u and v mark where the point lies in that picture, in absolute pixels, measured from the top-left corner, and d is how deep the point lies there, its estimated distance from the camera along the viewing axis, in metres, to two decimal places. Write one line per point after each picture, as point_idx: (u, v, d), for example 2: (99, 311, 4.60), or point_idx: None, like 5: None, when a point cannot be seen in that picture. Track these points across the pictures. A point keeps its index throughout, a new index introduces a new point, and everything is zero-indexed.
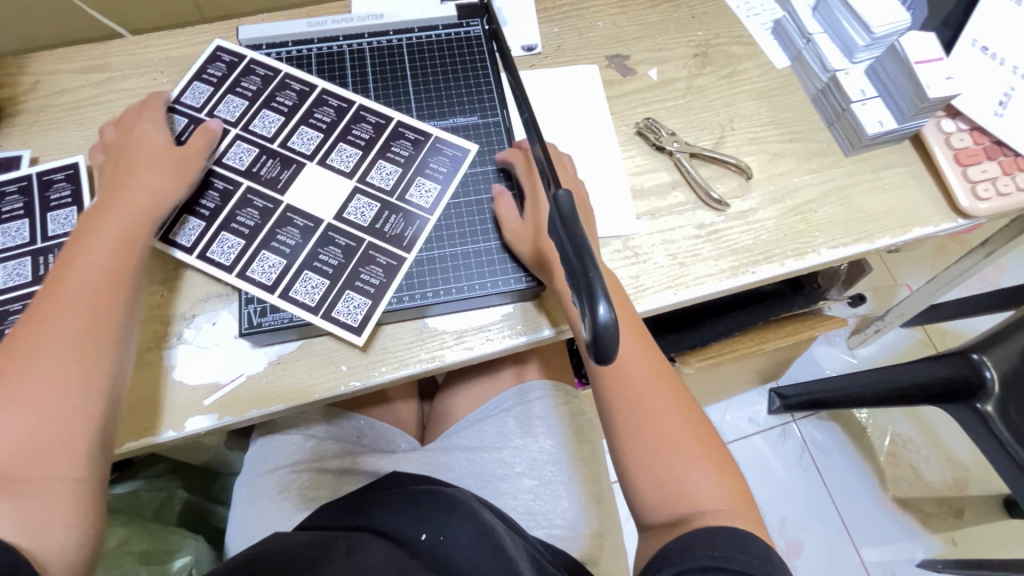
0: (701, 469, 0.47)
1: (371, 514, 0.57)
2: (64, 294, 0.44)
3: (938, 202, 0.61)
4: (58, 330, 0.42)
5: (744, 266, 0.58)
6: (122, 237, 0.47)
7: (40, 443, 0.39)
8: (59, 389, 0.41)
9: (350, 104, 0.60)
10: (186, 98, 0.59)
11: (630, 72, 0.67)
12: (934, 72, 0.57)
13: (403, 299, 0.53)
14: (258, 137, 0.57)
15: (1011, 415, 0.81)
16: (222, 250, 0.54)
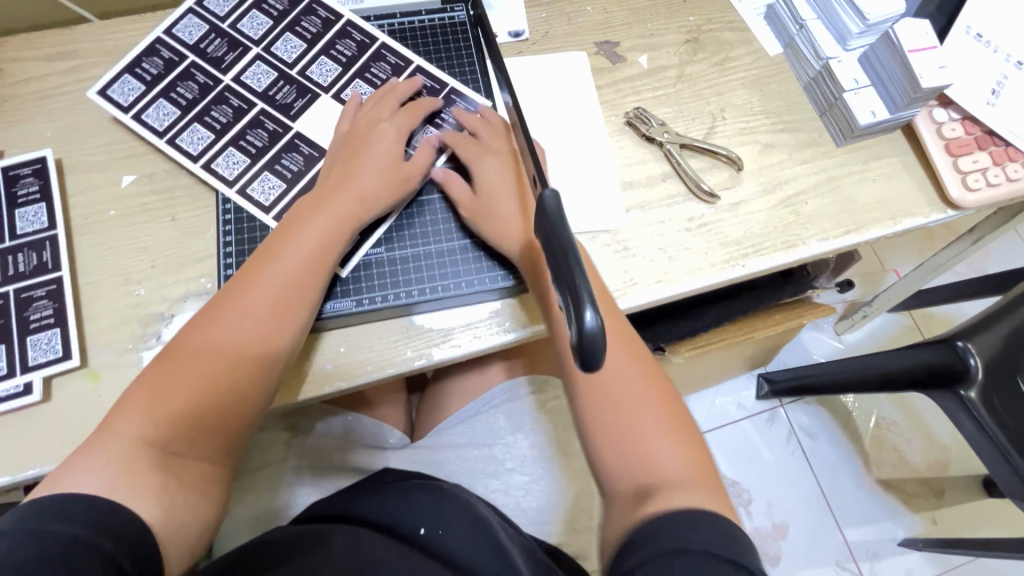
0: (667, 445, 0.46)
1: (367, 504, 0.58)
2: (264, 283, 0.47)
3: (927, 192, 0.61)
4: (252, 327, 0.46)
5: (735, 259, 0.57)
6: (321, 244, 0.49)
7: (208, 421, 0.44)
8: (241, 377, 0.45)
9: (373, 40, 0.62)
10: (244, 26, 0.61)
11: (620, 59, 0.65)
12: (928, 62, 0.56)
13: (389, 298, 0.52)
14: (315, 86, 0.60)
15: (994, 402, 0.83)
16: (227, 164, 0.57)
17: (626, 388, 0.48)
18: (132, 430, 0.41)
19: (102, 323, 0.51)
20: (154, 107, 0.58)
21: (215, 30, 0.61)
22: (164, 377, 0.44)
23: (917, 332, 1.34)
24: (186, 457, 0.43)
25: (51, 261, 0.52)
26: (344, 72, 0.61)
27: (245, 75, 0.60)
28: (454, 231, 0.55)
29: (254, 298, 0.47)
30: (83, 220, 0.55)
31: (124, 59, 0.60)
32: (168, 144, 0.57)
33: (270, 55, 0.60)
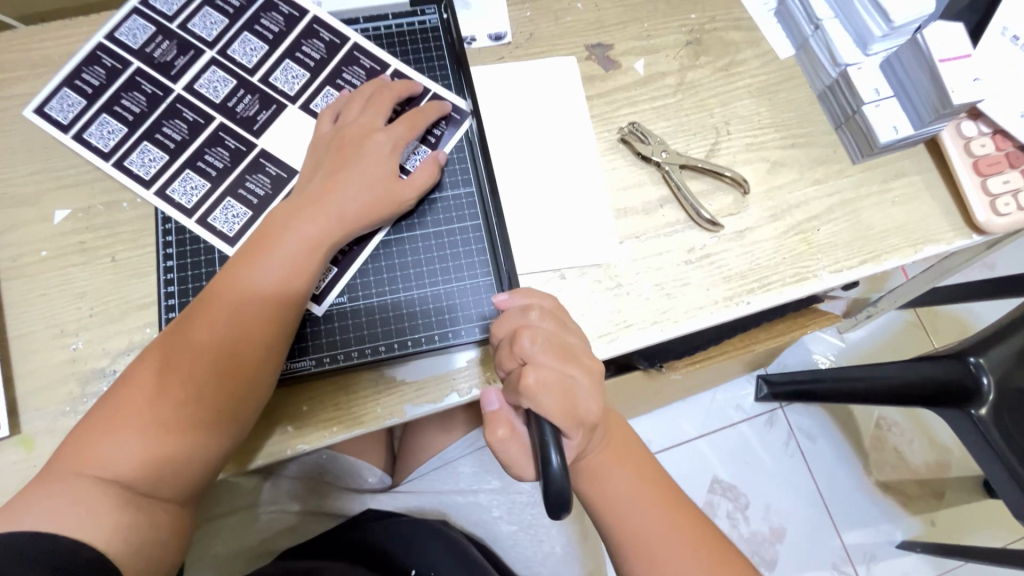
0: None
1: (352, 535, 0.57)
2: (236, 300, 0.42)
3: (951, 215, 0.55)
4: (228, 345, 0.42)
5: (739, 296, 0.52)
6: (301, 256, 0.44)
7: (181, 451, 0.40)
8: (216, 402, 0.41)
9: (344, 40, 0.55)
10: (196, 25, 0.54)
11: (613, 65, 0.58)
12: (961, 72, 0.50)
13: (352, 355, 0.47)
14: (280, 95, 0.53)
15: (1005, 420, 0.79)
16: (184, 189, 0.50)
17: (680, 560, 0.43)
18: (101, 459, 0.38)
19: (37, 384, 0.46)
20: (98, 124, 0.52)
21: (162, 32, 0.54)
22: (133, 400, 0.40)
23: (921, 331, 1.29)
24: (159, 484, 0.40)
25: None
26: (313, 79, 0.54)
27: (199, 84, 0.53)
28: (426, 275, 0.50)
29: (229, 313, 0.42)
30: (13, 263, 0.49)
31: (63, 69, 0.53)
32: (115, 168, 0.51)
33: (227, 60, 0.53)
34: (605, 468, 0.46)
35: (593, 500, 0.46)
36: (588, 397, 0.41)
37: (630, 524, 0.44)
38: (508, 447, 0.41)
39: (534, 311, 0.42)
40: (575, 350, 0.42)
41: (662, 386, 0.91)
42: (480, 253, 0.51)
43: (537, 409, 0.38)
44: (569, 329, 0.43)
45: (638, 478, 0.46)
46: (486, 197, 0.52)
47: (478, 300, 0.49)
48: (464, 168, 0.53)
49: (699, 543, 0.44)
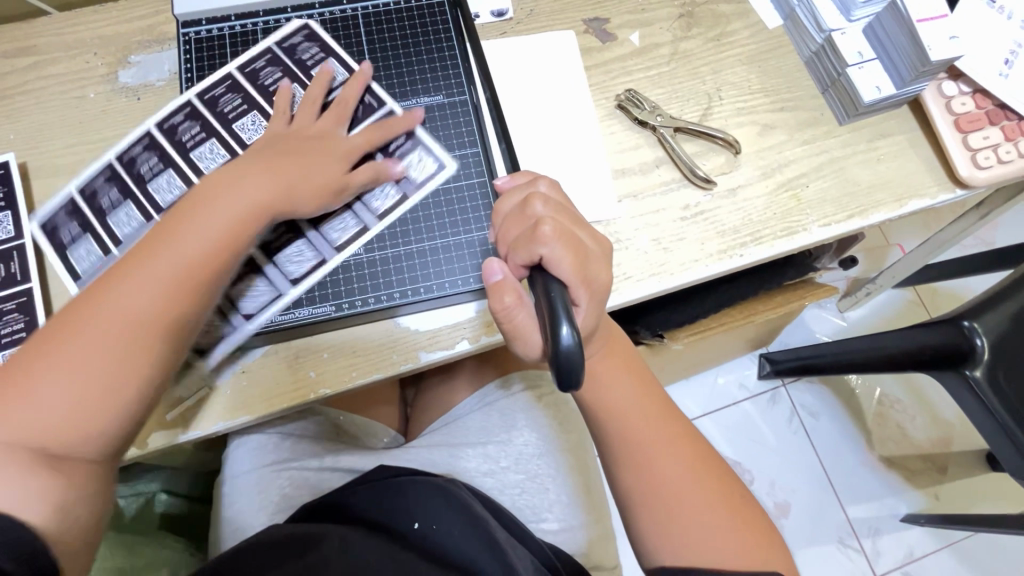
0: (684, 468, 0.47)
1: (353, 490, 0.58)
2: (165, 257, 0.41)
3: (936, 171, 0.58)
4: (142, 316, 0.39)
5: (733, 248, 0.55)
6: (237, 220, 0.43)
7: (99, 417, 0.38)
8: (131, 360, 0.39)
9: (229, 74, 0.55)
10: (154, 190, 0.51)
11: (610, 37, 0.61)
12: (938, 31, 0.53)
13: (368, 301, 0.51)
14: (236, 146, 0.52)
15: (1001, 383, 0.80)
16: (253, 300, 0.49)
17: (658, 440, 0.48)
18: (12, 420, 0.36)
19: None
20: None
21: (110, 169, 0.52)
22: (54, 356, 0.38)
23: (922, 308, 1.30)
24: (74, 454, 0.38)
25: (19, 272, 0.50)
26: (255, 109, 0.54)
27: (154, 187, 0.51)
28: (435, 228, 0.53)
29: (145, 284, 0.40)
30: None
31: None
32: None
33: (164, 140, 0.53)
34: (604, 371, 0.49)
35: (588, 397, 0.49)
36: (595, 274, 0.44)
37: (619, 417, 0.48)
38: (515, 314, 0.44)
39: (540, 202, 0.45)
40: (581, 237, 0.44)
41: (665, 359, 0.93)
42: (485, 211, 0.54)
43: (548, 262, 0.42)
44: (578, 223, 0.45)
45: (636, 385, 0.50)
46: (491, 158, 0.56)
47: (482, 253, 0.53)
48: (470, 131, 0.56)
49: (689, 452, 0.48)
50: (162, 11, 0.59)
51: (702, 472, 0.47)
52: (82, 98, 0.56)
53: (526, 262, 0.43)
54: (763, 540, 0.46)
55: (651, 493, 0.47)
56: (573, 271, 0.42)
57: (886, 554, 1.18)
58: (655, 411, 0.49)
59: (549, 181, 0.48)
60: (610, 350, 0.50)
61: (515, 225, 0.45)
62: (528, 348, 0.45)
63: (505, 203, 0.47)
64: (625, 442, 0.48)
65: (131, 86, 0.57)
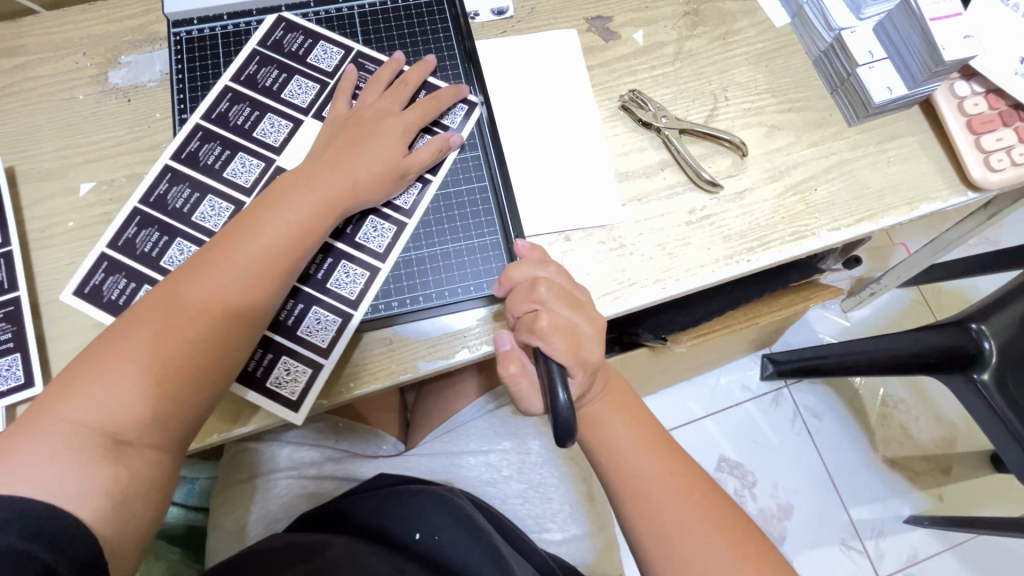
0: (684, 503, 0.45)
1: (356, 498, 0.58)
2: (239, 254, 0.43)
3: (947, 174, 0.57)
4: (217, 309, 0.42)
5: (740, 254, 0.54)
6: (302, 223, 0.45)
7: (172, 407, 0.41)
8: (205, 353, 0.42)
9: (230, 86, 0.54)
10: (200, 218, 0.51)
11: (613, 36, 0.60)
12: (951, 30, 0.51)
13: (390, 305, 0.50)
14: (269, 151, 0.53)
15: (1008, 386, 0.79)
16: (316, 331, 0.49)
17: (656, 474, 0.46)
18: (89, 405, 0.38)
19: (67, 346, 0.48)
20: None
21: (141, 215, 0.51)
22: (136, 344, 0.40)
23: (927, 308, 1.29)
24: (143, 443, 0.40)
25: (6, 280, 0.49)
26: (269, 112, 0.54)
27: (198, 217, 0.51)
28: (434, 235, 0.52)
29: (220, 279, 0.43)
30: (40, 234, 0.51)
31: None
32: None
33: (188, 169, 0.52)
34: (601, 413, 0.48)
35: (590, 441, 0.49)
36: (590, 344, 0.44)
37: (617, 454, 0.47)
38: (519, 381, 0.45)
39: (546, 285, 0.44)
40: (580, 303, 0.45)
41: (667, 363, 0.92)
42: (486, 216, 0.53)
43: (545, 349, 0.42)
44: (580, 305, 0.45)
45: (631, 422, 0.49)
46: (491, 162, 0.54)
47: (485, 258, 0.52)
48: (469, 131, 0.55)
49: (690, 482, 0.46)
50: (153, 9, 0.58)
51: (703, 507, 0.45)
52: (71, 100, 0.55)
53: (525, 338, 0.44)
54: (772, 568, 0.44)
55: (655, 527, 0.45)
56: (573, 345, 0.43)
57: (889, 556, 1.17)
58: (653, 445, 0.48)
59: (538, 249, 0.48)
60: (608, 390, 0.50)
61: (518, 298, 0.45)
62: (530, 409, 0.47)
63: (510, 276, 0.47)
64: (624, 477, 0.47)
65: (122, 87, 0.55)
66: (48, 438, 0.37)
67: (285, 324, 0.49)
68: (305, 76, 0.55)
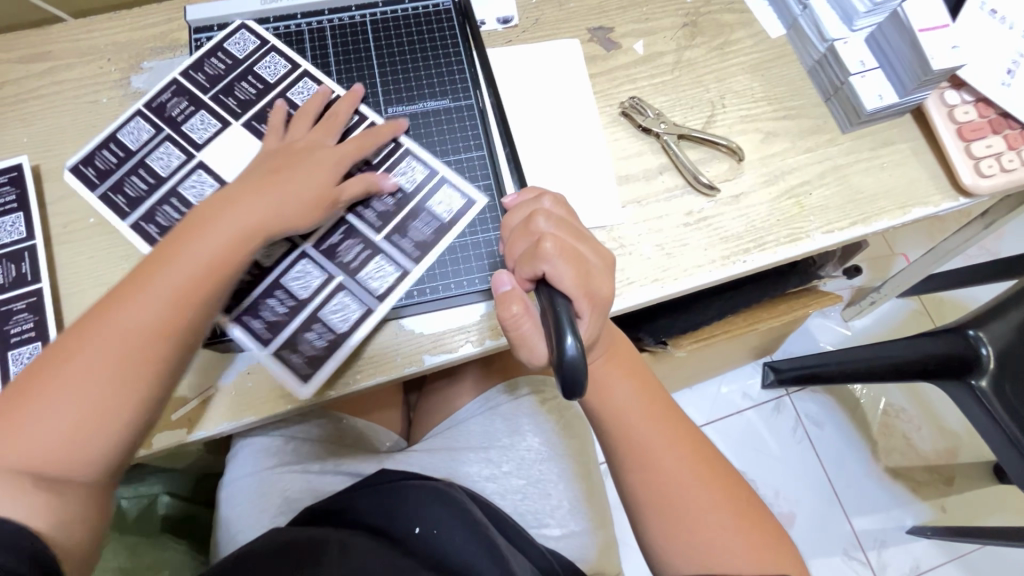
0: (688, 471, 0.47)
1: (355, 494, 0.58)
2: (168, 271, 0.43)
3: (939, 179, 0.58)
4: (156, 322, 0.42)
5: (736, 255, 0.55)
6: (231, 242, 0.44)
7: (115, 407, 0.40)
8: (119, 367, 0.40)
9: (169, 88, 0.56)
10: (188, 191, 0.52)
11: (614, 46, 0.62)
12: (939, 41, 0.53)
13: (439, 288, 0.52)
14: (225, 114, 0.55)
15: (1006, 392, 0.79)
16: (381, 278, 0.51)
17: (664, 442, 0.48)
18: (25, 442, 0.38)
19: None
20: (303, 344, 0.49)
21: (142, 219, 0.52)
22: (65, 375, 0.40)
23: (927, 318, 1.30)
24: (70, 465, 0.39)
25: (29, 272, 0.51)
26: (203, 109, 0.55)
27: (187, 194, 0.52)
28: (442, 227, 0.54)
29: (157, 294, 0.42)
30: (62, 230, 0.53)
31: (288, 380, 0.49)
32: (302, 310, 0.50)
33: (176, 169, 0.53)
34: (606, 377, 0.49)
35: (606, 420, 0.49)
36: (598, 276, 0.46)
37: (625, 421, 0.48)
38: (520, 323, 0.45)
39: (543, 218, 0.46)
40: (587, 261, 0.45)
41: (667, 367, 0.93)
42: (490, 214, 0.55)
43: (552, 275, 0.43)
44: (581, 235, 0.47)
45: (636, 384, 0.50)
46: (496, 162, 0.56)
47: (488, 254, 0.54)
48: (475, 135, 0.58)
49: (696, 453, 0.48)
50: (174, 18, 0.60)
51: (708, 477, 0.47)
52: (95, 103, 0.57)
53: (530, 275, 0.45)
54: (774, 542, 0.46)
55: (656, 491, 0.46)
56: (577, 295, 0.43)
57: (892, 566, 1.16)
58: (659, 413, 0.49)
59: (541, 195, 0.50)
60: (613, 355, 0.50)
61: (520, 241, 0.46)
62: (534, 355, 0.46)
63: (511, 221, 0.48)
64: (626, 441, 0.48)
65: (143, 91, 0.58)
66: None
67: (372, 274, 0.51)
68: (209, 52, 0.57)
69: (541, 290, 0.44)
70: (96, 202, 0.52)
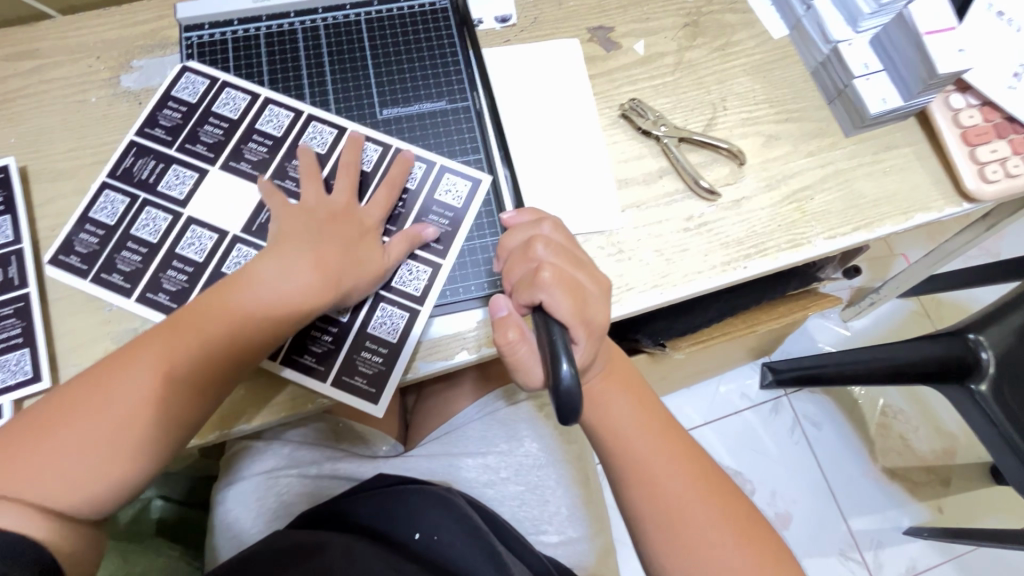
0: (685, 483, 0.46)
1: (353, 497, 0.58)
2: (208, 330, 0.44)
3: (943, 184, 0.58)
4: (193, 378, 0.43)
5: (737, 261, 0.55)
6: (273, 312, 0.45)
7: (135, 458, 0.42)
8: (147, 417, 0.42)
9: (132, 149, 0.54)
10: (186, 249, 0.51)
11: (614, 46, 0.61)
12: (945, 44, 0.52)
13: (447, 293, 0.52)
14: (199, 163, 0.53)
15: (1005, 397, 0.79)
16: (386, 327, 0.50)
17: (660, 455, 0.47)
18: (52, 476, 0.40)
19: (74, 343, 0.49)
20: (362, 363, 0.50)
21: (146, 290, 0.50)
22: (94, 418, 0.41)
23: (926, 318, 1.29)
24: (92, 498, 0.41)
25: (17, 277, 0.50)
26: (174, 163, 0.53)
27: (185, 250, 0.51)
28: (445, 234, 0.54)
29: (196, 354, 0.43)
30: (50, 234, 0.52)
31: (359, 403, 0.49)
32: (347, 337, 0.50)
33: (165, 233, 0.52)
34: (604, 393, 0.49)
35: (601, 434, 0.48)
36: (594, 302, 0.45)
37: (622, 433, 0.48)
38: (517, 348, 0.44)
39: (543, 245, 0.46)
40: (584, 289, 0.45)
41: (666, 369, 0.93)
42: (488, 221, 0.54)
43: (549, 303, 0.43)
44: (578, 260, 0.46)
45: (635, 402, 0.49)
46: (494, 165, 0.56)
47: (486, 259, 0.53)
48: (472, 139, 0.57)
49: (695, 466, 0.47)
50: (164, 16, 0.59)
51: (705, 489, 0.46)
52: (84, 103, 0.56)
53: (528, 301, 0.44)
54: (775, 555, 0.45)
55: (655, 504, 0.46)
56: (575, 325, 0.43)
57: (888, 567, 1.17)
58: (656, 426, 0.49)
59: (540, 215, 0.49)
60: (610, 371, 0.50)
61: (518, 266, 0.46)
62: (532, 379, 0.46)
63: (509, 243, 0.48)
64: (625, 453, 0.47)
65: (133, 90, 0.57)
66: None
67: (368, 329, 0.50)
68: (158, 104, 0.55)
69: (539, 315, 0.44)
70: (92, 286, 0.50)
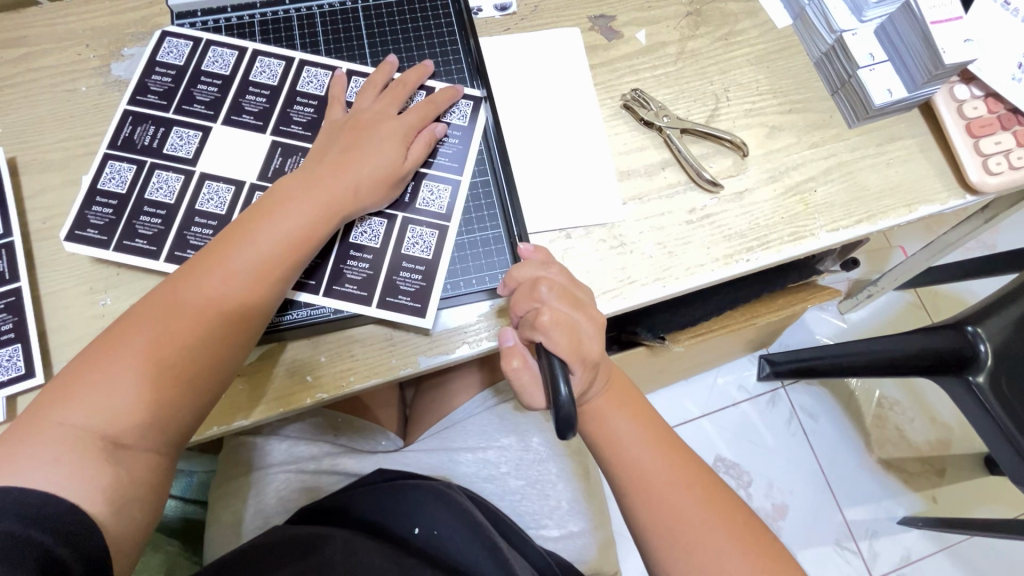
0: (685, 493, 0.46)
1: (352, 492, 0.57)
2: (242, 251, 0.43)
3: (946, 176, 0.57)
4: (230, 297, 0.42)
5: (739, 254, 0.54)
6: (305, 228, 0.45)
7: (175, 387, 0.40)
8: (186, 342, 0.40)
9: (129, 118, 0.52)
10: (206, 203, 0.50)
11: (616, 35, 0.60)
12: (951, 34, 0.52)
13: (448, 286, 0.51)
14: (201, 121, 0.52)
15: (1003, 388, 0.79)
16: (419, 244, 0.51)
17: (658, 466, 0.47)
18: (91, 409, 0.37)
19: (67, 337, 0.48)
20: (402, 283, 0.50)
21: (173, 248, 0.49)
22: (132, 343, 0.39)
23: (922, 310, 1.30)
24: (136, 432, 0.38)
25: (8, 270, 0.49)
26: (176, 124, 0.52)
27: (205, 205, 0.50)
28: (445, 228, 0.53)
29: (231, 273, 0.42)
30: (41, 226, 0.51)
31: (406, 320, 0.49)
32: (382, 262, 0.50)
33: (183, 192, 0.51)
34: (604, 410, 0.49)
35: (602, 449, 0.48)
36: (591, 338, 0.45)
37: (620, 446, 0.48)
38: (521, 376, 0.45)
39: (546, 284, 0.45)
40: (580, 327, 0.44)
41: (665, 362, 0.93)
42: (488, 210, 0.53)
43: (547, 344, 0.43)
44: (579, 302, 0.46)
45: (635, 419, 0.49)
46: (493, 153, 0.55)
47: (487, 252, 0.52)
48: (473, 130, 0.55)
49: (694, 475, 0.47)
50: (155, 2, 0.58)
51: (705, 497, 0.46)
52: (73, 92, 0.55)
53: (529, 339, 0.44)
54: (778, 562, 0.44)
55: (656, 514, 0.46)
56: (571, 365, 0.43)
57: (882, 556, 1.18)
58: (654, 436, 0.49)
59: (544, 255, 0.49)
60: (611, 389, 0.50)
61: (522, 299, 0.46)
62: (534, 408, 0.46)
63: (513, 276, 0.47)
64: (624, 466, 0.47)
65: (125, 79, 0.55)
66: (30, 428, 0.37)
67: (400, 250, 0.51)
68: (146, 71, 0.54)
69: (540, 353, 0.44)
70: (116, 255, 0.49)
